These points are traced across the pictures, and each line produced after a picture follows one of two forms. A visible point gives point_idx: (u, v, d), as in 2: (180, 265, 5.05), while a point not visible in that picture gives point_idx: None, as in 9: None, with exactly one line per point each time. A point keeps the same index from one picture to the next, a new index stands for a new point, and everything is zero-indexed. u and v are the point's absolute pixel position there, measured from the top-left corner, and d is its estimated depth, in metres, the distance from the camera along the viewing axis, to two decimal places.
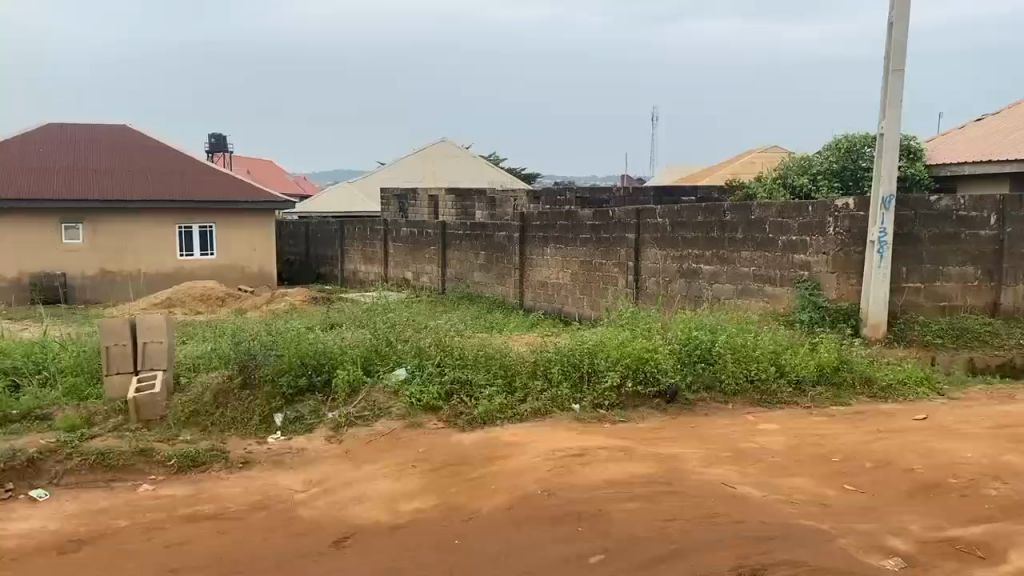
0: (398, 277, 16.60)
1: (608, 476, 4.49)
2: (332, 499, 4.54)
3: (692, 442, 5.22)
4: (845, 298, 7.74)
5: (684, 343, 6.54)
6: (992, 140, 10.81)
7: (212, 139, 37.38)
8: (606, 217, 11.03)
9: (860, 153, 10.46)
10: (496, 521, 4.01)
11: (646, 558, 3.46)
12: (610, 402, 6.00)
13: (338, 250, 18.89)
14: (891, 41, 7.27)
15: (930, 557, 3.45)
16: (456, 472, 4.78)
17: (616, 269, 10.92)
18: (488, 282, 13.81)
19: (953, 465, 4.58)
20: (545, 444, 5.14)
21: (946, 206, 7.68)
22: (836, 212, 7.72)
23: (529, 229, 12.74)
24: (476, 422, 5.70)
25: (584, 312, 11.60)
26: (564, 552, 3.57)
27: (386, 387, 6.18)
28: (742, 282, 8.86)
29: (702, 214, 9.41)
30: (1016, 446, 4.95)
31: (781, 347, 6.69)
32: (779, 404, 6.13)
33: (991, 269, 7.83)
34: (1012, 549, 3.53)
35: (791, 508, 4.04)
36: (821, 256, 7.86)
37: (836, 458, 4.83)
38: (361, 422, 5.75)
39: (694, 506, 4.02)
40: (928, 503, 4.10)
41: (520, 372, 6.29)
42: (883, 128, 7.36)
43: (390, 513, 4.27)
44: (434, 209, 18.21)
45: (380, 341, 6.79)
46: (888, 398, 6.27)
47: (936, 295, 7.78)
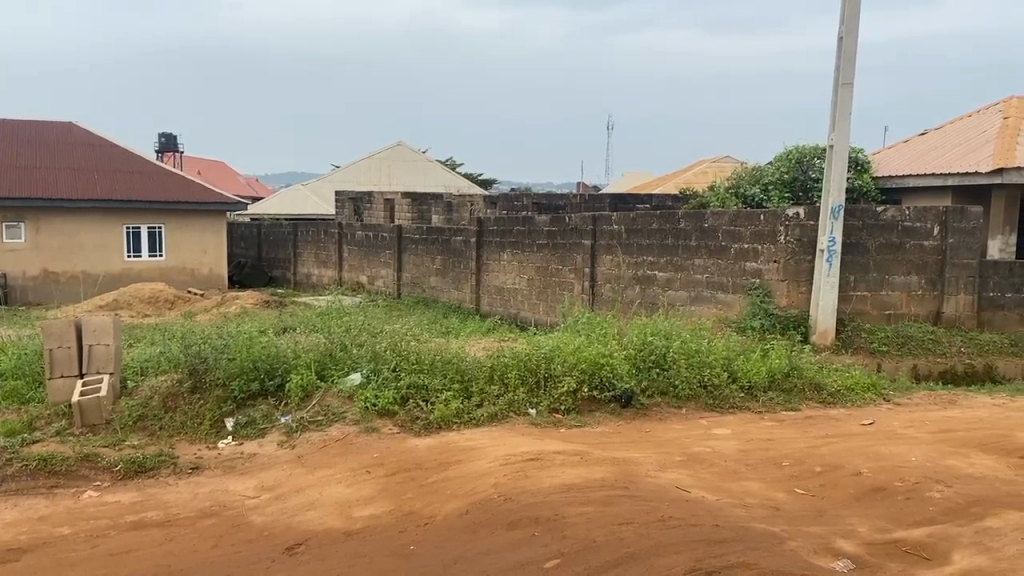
0: (352, 281, 16.47)
1: (564, 481, 4.50)
2: (285, 505, 4.46)
3: (646, 447, 5.26)
4: (794, 306, 7.95)
5: (639, 348, 6.62)
6: (936, 154, 11.17)
7: (163, 139, 36.67)
8: (563, 223, 11.08)
9: (810, 164, 10.67)
10: (451, 526, 3.99)
11: (602, 563, 3.48)
12: (567, 407, 6.03)
13: (291, 254, 18.67)
14: (841, 55, 7.46)
15: (877, 558, 3.54)
16: (410, 478, 4.74)
17: (571, 274, 10.96)
18: (444, 287, 13.78)
19: (899, 469, 4.71)
20: (500, 449, 5.14)
21: (892, 218, 7.92)
22: (787, 221, 7.90)
23: (485, 234, 12.74)
24: (433, 427, 5.67)
25: (540, 318, 11.63)
26: (520, 557, 3.56)
27: (340, 392, 6.11)
28: (696, 289, 9.00)
29: (657, 221, 9.52)
30: (957, 450, 5.11)
31: (733, 353, 6.82)
32: (730, 409, 6.21)
33: (935, 278, 8.04)
34: (955, 549, 3.64)
35: (742, 511, 4.10)
36: (772, 264, 8.03)
37: (787, 462, 4.92)
38: (314, 426, 5.66)
39: (648, 510, 4.05)
40: (876, 506, 4.20)
41: (477, 377, 6.26)
42: (833, 139, 7.53)
43: (344, 518, 4.21)
44: (390, 214, 18.09)
45: (335, 345, 6.73)
46: (837, 403, 6.41)
47: (882, 304, 7.99)
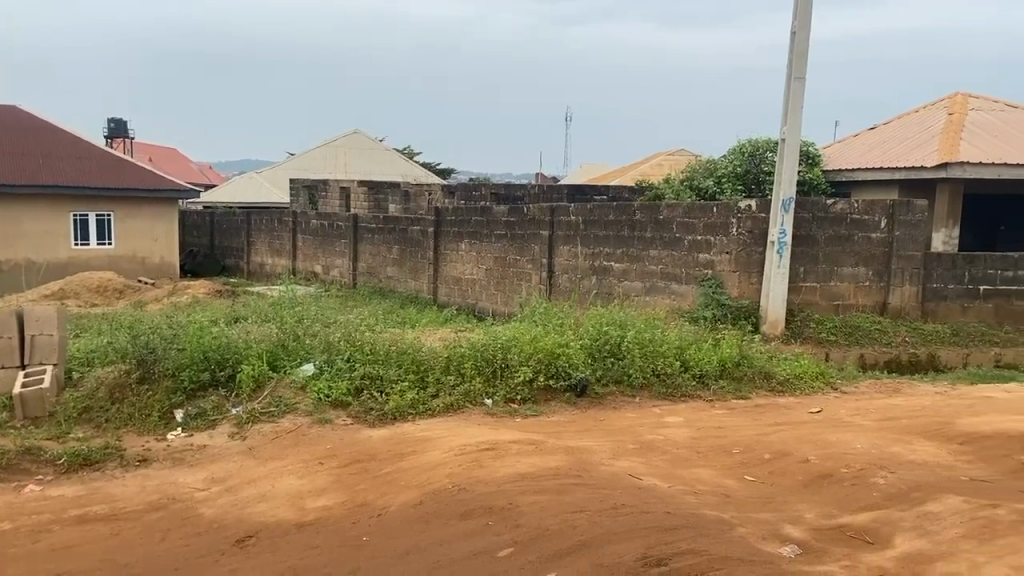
0: (306, 271, 16.27)
1: (518, 470, 4.52)
2: (235, 497, 4.40)
3: (600, 435, 5.30)
4: (746, 296, 8.09)
5: (594, 338, 6.66)
6: (885, 148, 11.42)
7: (112, 123, 35.66)
8: (521, 214, 11.08)
9: (763, 157, 10.84)
10: (405, 517, 3.97)
11: (555, 550, 3.50)
12: (523, 397, 6.05)
13: (244, 242, 18.36)
14: (794, 50, 7.57)
15: (823, 543, 3.63)
16: (364, 469, 4.70)
17: (529, 265, 10.98)
18: (401, 277, 13.68)
19: (845, 456, 4.82)
20: (455, 438, 5.13)
21: (841, 210, 8.09)
22: (739, 214, 8.04)
23: (442, 225, 12.67)
24: (387, 418, 5.63)
25: (498, 309, 11.65)
26: (473, 546, 3.57)
27: (293, 382, 6.04)
28: (651, 280, 9.09)
29: (614, 213, 9.57)
30: (900, 437, 5.26)
31: (686, 342, 6.91)
32: (683, 397, 6.29)
33: (881, 270, 8.21)
34: (897, 533, 3.74)
35: (694, 498, 4.17)
36: (724, 256, 8.16)
37: (737, 450, 5.00)
38: (266, 417, 5.59)
39: (601, 497, 4.09)
40: (823, 493, 4.29)
41: (433, 367, 6.23)
42: (785, 133, 7.65)
43: (296, 510, 4.17)
44: (346, 202, 17.86)
45: (287, 335, 6.64)
46: (785, 391, 6.55)
47: (830, 295, 8.17)
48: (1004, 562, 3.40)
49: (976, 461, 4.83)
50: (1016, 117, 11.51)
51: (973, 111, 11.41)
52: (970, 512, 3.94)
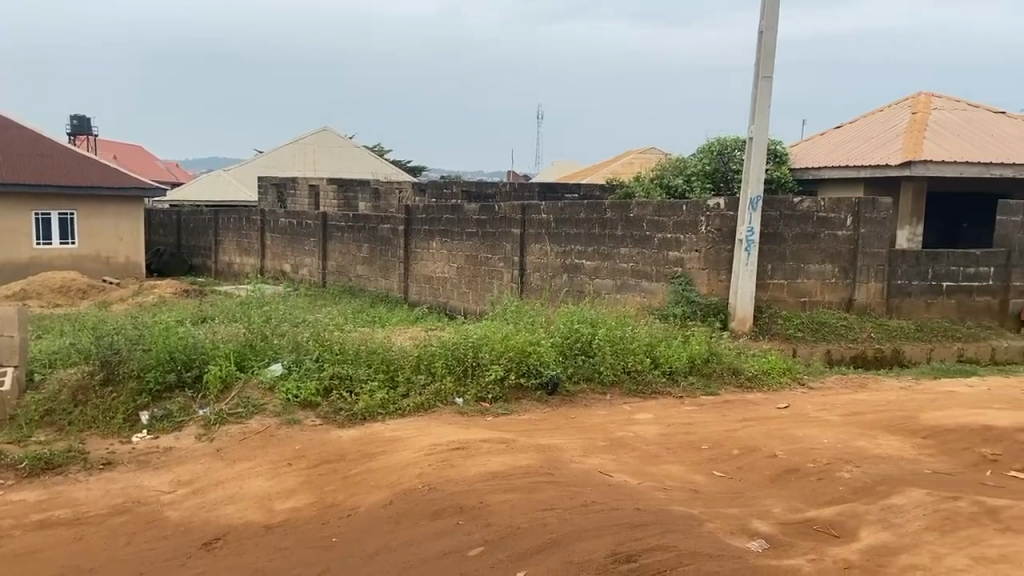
0: (275, 270, 16.11)
1: (489, 469, 4.51)
2: (202, 500, 4.34)
3: (571, 433, 5.31)
4: (715, 294, 8.16)
5: (566, 336, 6.68)
6: (850, 147, 11.58)
7: (75, 121, 35.03)
8: (492, 212, 11.07)
9: (731, 155, 10.94)
10: (374, 517, 3.95)
11: (525, 549, 3.50)
12: (493, 395, 6.04)
13: (212, 241, 18.14)
14: (761, 49, 7.65)
15: (790, 537, 3.67)
16: (333, 470, 4.67)
17: (500, 263, 10.97)
18: (371, 276, 13.61)
19: (811, 451, 4.88)
20: (426, 438, 5.11)
21: (808, 208, 8.19)
22: (708, 212, 8.11)
23: (413, 223, 12.62)
24: (357, 418, 5.60)
25: (469, 307, 11.63)
26: (443, 545, 3.56)
27: (261, 383, 5.97)
28: (622, 278, 9.13)
29: (584, 211, 9.60)
30: (865, 432, 5.34)
31: (656, 339, 6.95)
32: (653, 394, 6.33)
33: (847, 267, 8.32)
34: (862, 527, 3.80)
35: (663, 494, 4.19)
36: (693, 253, 8.22)
37: (706, 446, 5.04)
38: (234, 418, 5.53)
39: (571, 495, 4.09)
40: (790, 488, 4.34)
41: (403, 366, 6.20)
42: (753, 132, 7.73)
43: (264, 512, 4.13)
44: (315, 200, 17.71)
45: (255, 336, 6.57)
46: (754, 387, 6.61)
47: (797, 291, 8.27)
48: (965, 553, 3.47)
49: (938, 454, 4.91)
50: (977, 116, 11.74)
51: (936, 111, 11.61)
52: (933, 504, 4.01)
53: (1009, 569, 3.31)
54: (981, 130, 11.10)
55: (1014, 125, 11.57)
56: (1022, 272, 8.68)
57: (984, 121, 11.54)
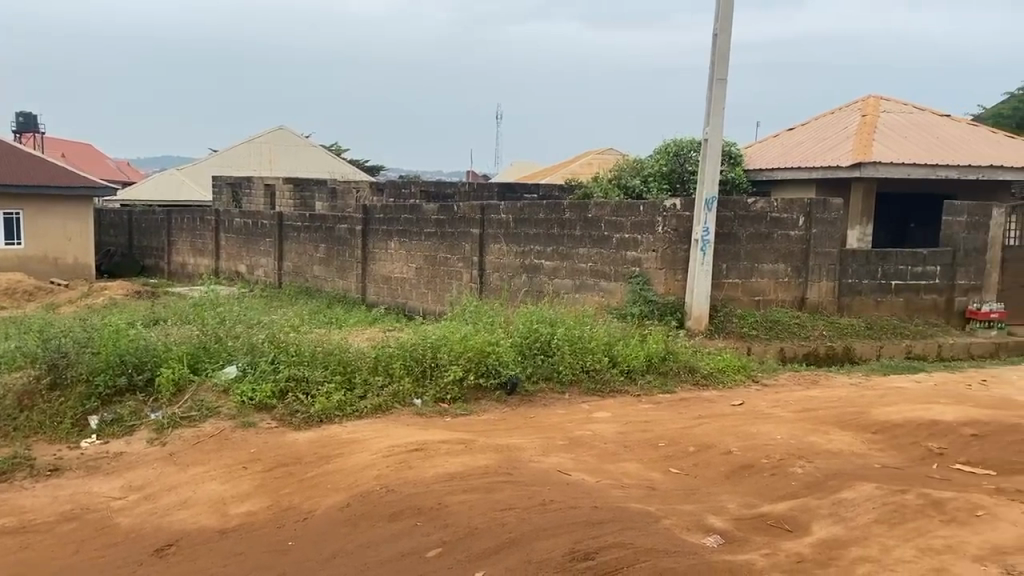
0: (230, 271, 15.86)
1: (447, 470, 4.50)
2: (154, 505, 4.26)
3: (529, 433, 5.33)
4: (671, 293, 8.26)
5: (525, 336, 6.69)
6: (803, 148, 11.81)
7: (21, 118, 34.08)
8: (451, 212, 11.04)
9: (687, 156, 11.08)
10: (331, 520, 3.91)
11: (483, 549, 3.50)
12: (452, 396, 6.04)
13: (165, 242, 17.79)
14: (716, 51, 7.75)
15: (744, 532, 3.73)
16: (289, 473, 4.61)
17: (459, 263, 10.95)
18: (328, 276, 13.47)
19: (765, 447, 4.97)
20: (384, 440, 5.08)
21: (762, 208, 8.33)
22: (664, 212, 8.20)
23: (371, 222, 12.53)
24: (313, 420, 5.54)
25: (428, 308, 11.59)
26: (401, 547, 3.54)
27: (215, 386, 5.88)
28: (581, 277, 9.18)
29: (543, 211, 9.63)
30: (817, 427, 5.45)
31: (614, 339, 7.00)
32: (611, 393, 6.38)
33: (800, 267, 8.49)
34: (814, 521, 3.88)
35: (620, 492, 4.23)
36: (651, 253, 8.31)
37: (662, 443, 5.10)
38: (187, 422, 5.43)
39: (529, 495, 4.11)
40: (744, 483, 4.41)
41: (361, 367, 6.14)
42: (708, 133, 7.83)
43: (219, 517, 4.06)
44: (271, 200, 17.48)
45: (209, 338, 6.46)
46: (710, 385, 6.71)
47: (752, 290, 8.41)
48: (912, 545, 3.56)
49: (887, 449, 5.04)
50: (923, 118, 12.07)
51: (885, 114, 11.91)
52: (882, 498, 4.11)
53: (954, 559, 3.41)
54: (927, 132, 11.41)
55: (959, 127, 11.91)
56: (966, 271, 8.93)
57: (930, 123, 11.87)
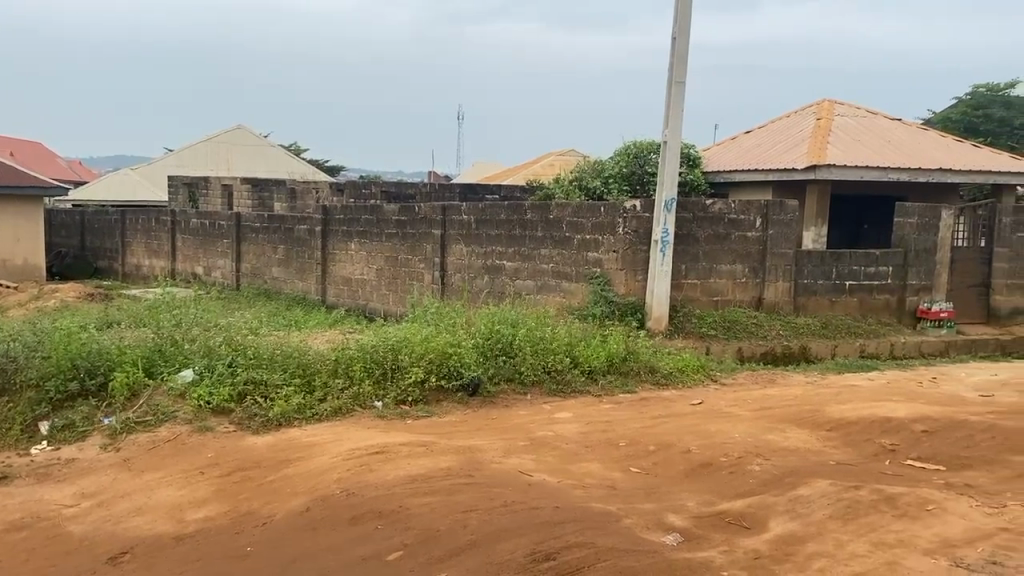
0: (186, 272, 15.59)
1: (408, 472, 4.48)
2: (108, 512, 4.17)
3: (491, 434, 5.33)
4: (632, 293, 8.32)
5: (487, 338, 6.68)
6: (760, 151, 12.00)
7: None
8: (412, 213, 10.99)
9: (646, 159, 11.18)
10: (291, 525, 3.87)
11: (444, 551, 3.49)
12: (414, 398, 6.01)
13: (119, 243, 17.43)
14: (675, 54, 7.84)
15: (703, 530, 3.78)
16: (247, 477, 4.55)
17: (421, 264, 10.90)
18: (287, 278, 13.32)
19: (723, 445, 5.04)
20: (344, 443, 5.04)
21: (719, 210, 8.45)
22: (625, 213, 8.27)
23: (331, 223, 12.42)
24: (272, 424, 5.47)
25: (389, 309, 11.53)
26: (362, 551, 3.52)
27: (170, 390, 5.76)
28: (542, 278, 9.21)
29: (505, 212, 9.63)
30: (774, 426, 5.54)
31: (575, 339, 7.03)
32: (572, 394, 6.42)
33: (757, 267, 8.63)
34: (771, 518, 3.94)
35: (582, 492, 4.25)
36: (611, 254, 8.37)
37: (623, 443, 5.14)
38: (142, 427, 5.33)
39: (491, 496, 4.11)
40: (703, 482, 4.47)
41: (320, 370, 6.09)
42: (667, 135, 7.91)
43: (175, 522, 3.99)
44: (228, 200, 17.24)
45: (164, 341, 6.34)
46: (670, 384, 6.78)
47: (710, 291, 8.52)
48: (866, 540, 3.64)
49: (841, 446, 5.14)
50: (875, 122, 12.35)
51: (839, 117, 12.16)
52: (836, 494, 4.20)
53: (905, 553, 3.50)
54: (879, 136, 11.67)
55: (910, 131, 12.22)
56: (917, 272, 9.15)
57: (882, 127, 12.15)
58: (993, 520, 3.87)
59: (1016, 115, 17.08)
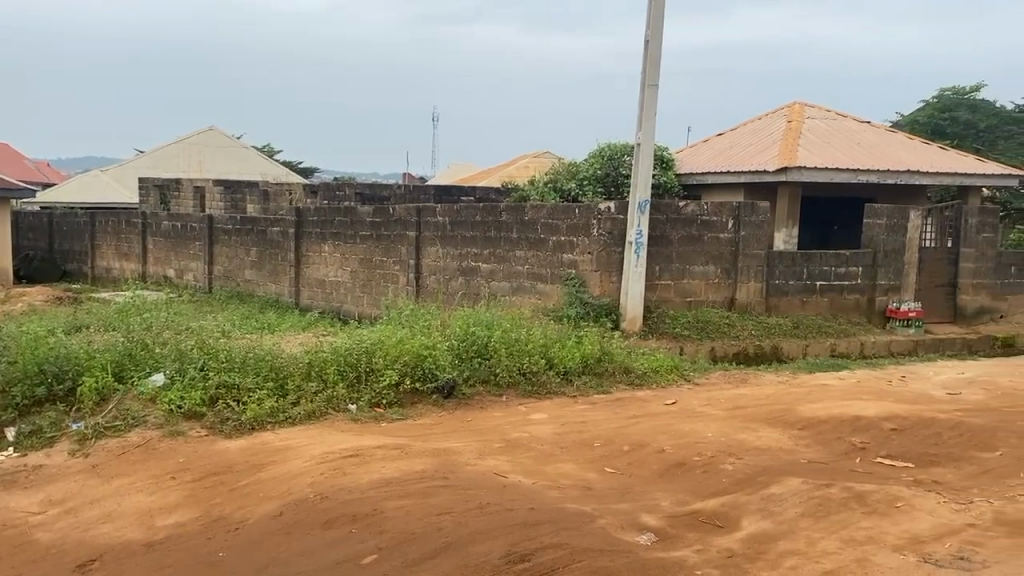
0: (158, 275, 15.41)
1: (383, 475, 4.47)
2: (77, 519, 4.11)
3: (466, 436, 5.33)
4: (606, 294, 8.36)
5: (462, 340, 6.67)
6: (732, 153, 12.12)
7: None
8: (386, 215, 10.95)
9: (620, 161, 11.24)
10: (264, 530, 3.83)
11: (419, 554, 3.49)
12: (389, 401, 5.99)
13: (88, 246, 17.18)
14: (647, 57, 7.89)
15: (677, 529, 3.81)
16: (220, 482, 4.50)
17: (396, 266, 10.86)
18: (260, 280, 13.20)
19: (696, 444, 5.09)
20: (318, 446, 5.01)
21: (692, 212, 8.52)
22: (599, 215, 8.31)
23: (304, 225, 12.34)
24: (245, 428, 5.43)
25: (364, 311, 11.48)
26: (335, 555, 3.50)
27: (140, 394, 5.69)
28: (518, 280, 9.23)
29: (480, 214, 9.63)
30: (747, 425, 5.59)
31: (551, 341, 7.04)
32: (547, 395, 6.43)
33: (729, 268, 8.71)
34: (744, 516, 3.98)
35: (557, 493, 4.27)
36: (586, 255, 8.41)
37: (598, 443, 5.16)
38: (112, 432, 5.25)
39: (466, 498, 4.11)
40: (677, 481, 4.50)
41: (294, 373, 6.04)
42: (640, 138, 7.96)
43: (145, 529, 3.94)
44: (200, 202, 17.06)
45: (134, 344, 6.26)
46: (644, 385, 6.82)
47: (684, 291, 8.59)
48: (836, 537, 3.69)
49: (812, 444, 5.21)
50: (845, 125, 12.51)
51: (809, 120, 12.31)
52: (807, 492, 4.25)
53: (875, 549, 3.55)
54: (849, 138, 11.84)
55: (879, 134, 12.39)
56: (886, 272, 9.29)
57: (851, 130, 12.33)
58: (960, 516, 3.94)
59: (980, 119, 17.45)
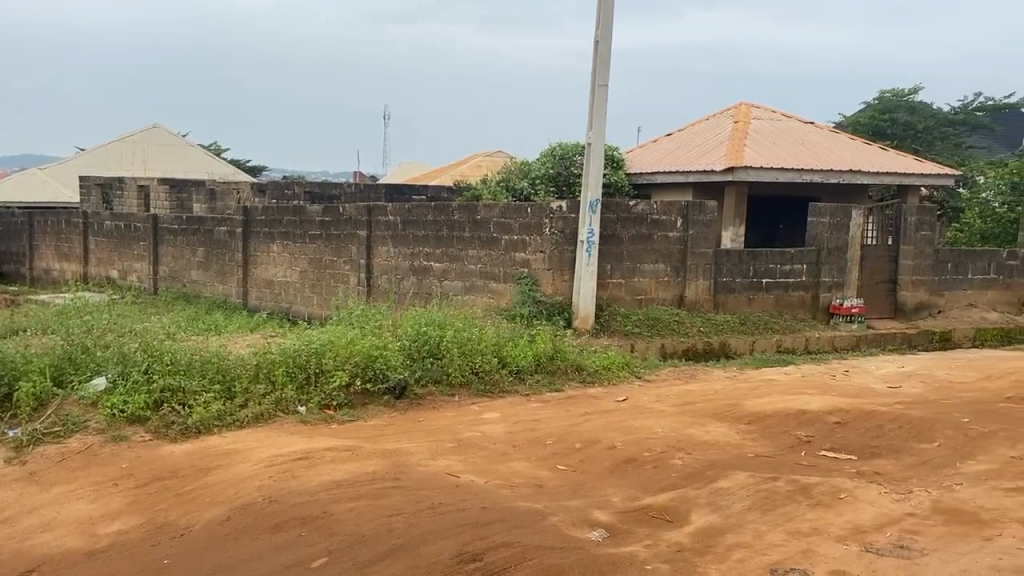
0: (100, 276, 14.99)
1: (333, 477, 4.42)
2: (13, 529, 3.98)
3: (418, 436, 5.31)
4: (558, 293, 8.41)
5: (413, 339, 6.63)
6: (680, 153, 12.29)
7: None
8: (336, 214, 10.83)
9: (572, 160, 11.31)
10: (211, 535, 3.76)
11: (370, 556, 3.46)
12: (339, 402, 5.93)
13: (26, 246, 16.63)
14: (597, 58, 7.95)
15: (628, 525, 3.85)
16: (164, 488, 4.40)
17: (347, 266, 10.75)
18: (207, 281, 12.95)
19: (647, 440, 5.15)
20: (267, 449, 4.93)
21: (642, 211, 8.61)
22: (551, 214, 8.34)
23: (252, 224, 12.15)
24: (190, 432, 5.32)
25: (313, 311, 11.34)
26: (284, 559, 3.45)
27: (81, 399, 5.54)
28: (470, 279, 9.21)
29: (432, 213, 9.59)
30: (696, 420, 5.68)
31: (503, 340, 7.05)
32: (499, 394, 6.44)
33: (678, 267, 8.83)
34: (693, 510, 4.04)
35: (508, 491, 4.27)
36: (538, 254, 8.43)
37: (550, 441, 5.19)
38: (50, 438, 5.10)
39: (418, 499, 4.09)
40: (627, 477, 4.55)
41: (241, 375, 5.94)
42: (590, 138, 8.02)
43: (86, 537, 3.83)
44: (144, 202, 16.64)
45: (75, 347, 6.09)
46: (595, 382, 6.88)
47: (634, 289, 8.69)
48: (782, 529, 3.77)
49: (759, 438, 5.31)
50: (790, 126, 12.78)
51: (755, 121, 12.54)
52: (754, 486, 4.33)
53: (819, 540, 3.64)
54: (794, 139, 12.10)
55: (823, 135, 12.68)
56: (830, 269, 9.53)
57: (796, 130, 12.60)
58: (900, 506, 4.06)
59: (919, 120, 18.00)
